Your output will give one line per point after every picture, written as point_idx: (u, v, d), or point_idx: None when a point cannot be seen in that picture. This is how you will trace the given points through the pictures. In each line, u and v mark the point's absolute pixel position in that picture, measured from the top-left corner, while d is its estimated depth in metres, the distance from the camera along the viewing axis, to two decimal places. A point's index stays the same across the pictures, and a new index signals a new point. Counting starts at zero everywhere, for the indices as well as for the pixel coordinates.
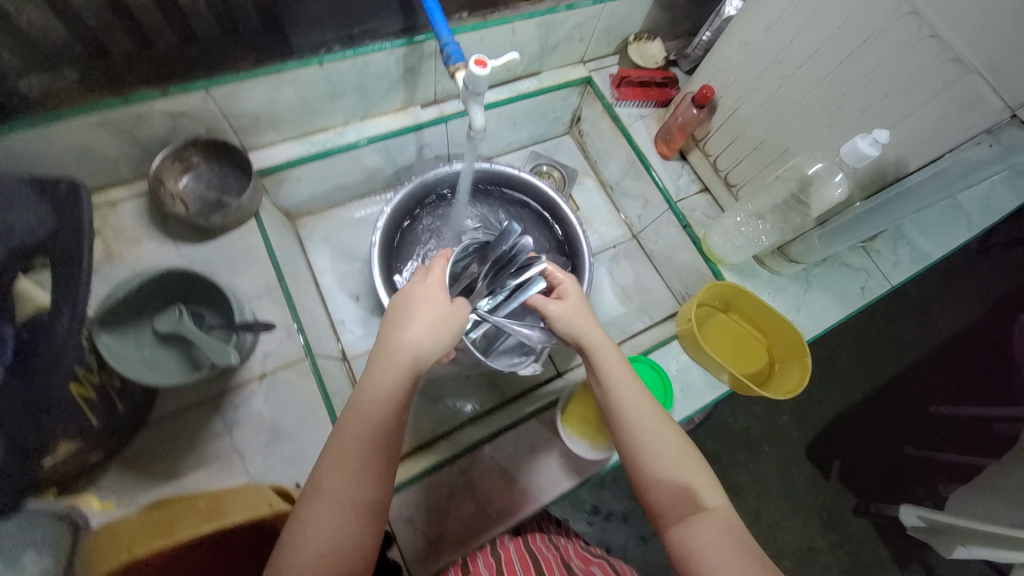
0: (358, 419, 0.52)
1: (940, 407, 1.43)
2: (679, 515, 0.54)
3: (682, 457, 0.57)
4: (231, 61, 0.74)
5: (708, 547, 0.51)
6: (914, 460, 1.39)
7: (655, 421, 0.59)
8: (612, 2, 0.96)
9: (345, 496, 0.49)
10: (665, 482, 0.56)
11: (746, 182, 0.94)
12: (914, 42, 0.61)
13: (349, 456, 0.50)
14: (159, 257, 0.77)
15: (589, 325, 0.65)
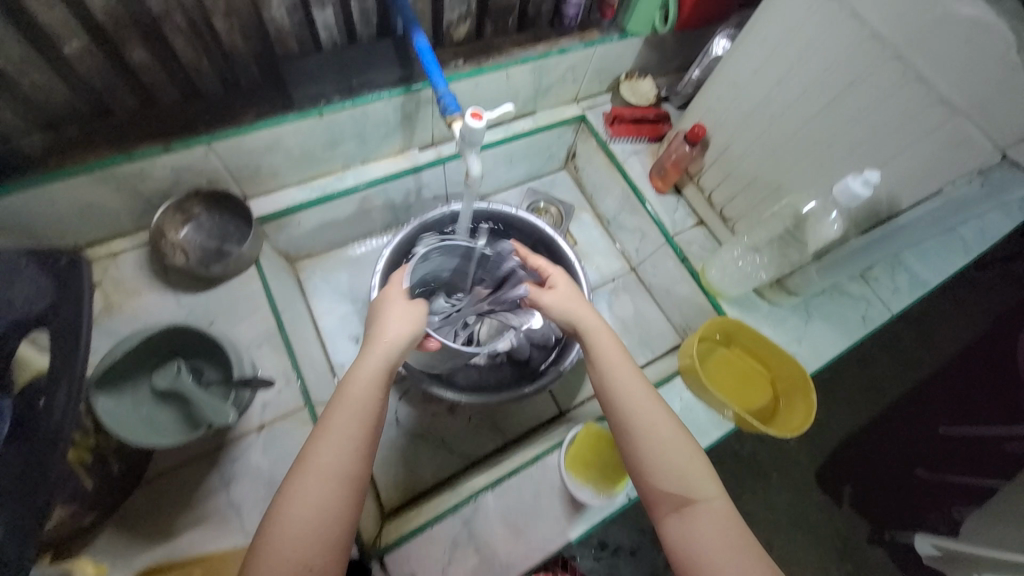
0: (354, 407, 0.54)
1: (946, 427, 1.35)
2: (675, 506, 0.57)
3: (675, 443, 0.59)
4: (231, 115, 0.75)
5: (702, 538, 0.54)
6: (926, 486, 1.29)
7: (652, 411, 0.61)
8: (603, 45, 0.98)
9: (344, 483, 0.51)
10: (662, 475, 0.58)
11: (741, 216, 0.94)
12: (900, 85, 0.62)
13: (346, 445, 0.52)
14: (159, 308, 0.78)
15: (582, 314, 0.69)
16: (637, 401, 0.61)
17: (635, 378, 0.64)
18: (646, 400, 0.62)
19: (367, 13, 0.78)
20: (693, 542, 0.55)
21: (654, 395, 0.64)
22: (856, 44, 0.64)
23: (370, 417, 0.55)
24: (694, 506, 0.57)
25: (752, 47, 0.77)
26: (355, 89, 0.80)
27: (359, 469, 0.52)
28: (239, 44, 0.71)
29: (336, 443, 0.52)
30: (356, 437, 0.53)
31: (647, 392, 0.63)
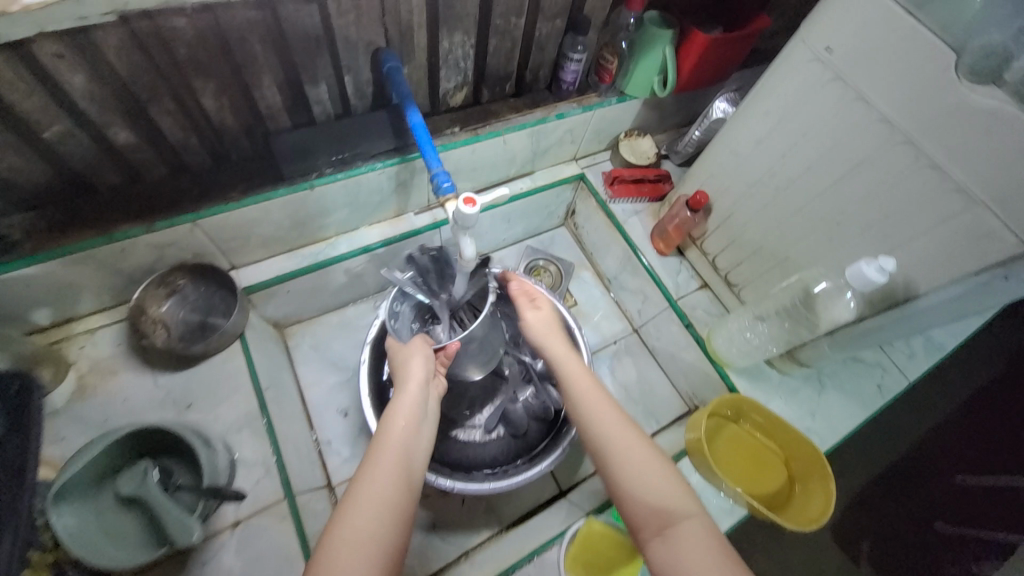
0: (392, 443, 0.58)
1: (963, 477, 1.24)
2: (658, 529, 0.54)
3: (647, 461, 0.57)
4: (221, 190, 0.73)
5: (690, 562, 0.50)
6: (942, 539, 1.21)
7: (622, 429, 0.60)
8: (601, 108, 0.97)
9: (386, 515, 0.53)
10: (641, 496, 0.56)
11: (747, 283, 0.91)
12: (913, 170, 0.60)
13: (389, 477, 0.55)
14: (136, 389, 0.74)
15: (552, 337, 0.70)
16: (605, 421, 0.61)
17: (603, 399, 0.63)
18: (615, 419, 0.61)
19: (360, 85, 0.76)
20: (680, 565, 0.51)
21: (623, 412, 0.63)
22: (864, 126, 0.62)
23: (408, 453, 0.58)
24: (677, 527, 0.53)
25: (754, 120, 0.75)
26: (347, 160, 0.79)
27: (401, 503, 0.54)
28: (230, 120, 0.70)
29: (378, 476, 0.55)
30: (397, 468, 0.56)
31: (614, 411, 0.62)
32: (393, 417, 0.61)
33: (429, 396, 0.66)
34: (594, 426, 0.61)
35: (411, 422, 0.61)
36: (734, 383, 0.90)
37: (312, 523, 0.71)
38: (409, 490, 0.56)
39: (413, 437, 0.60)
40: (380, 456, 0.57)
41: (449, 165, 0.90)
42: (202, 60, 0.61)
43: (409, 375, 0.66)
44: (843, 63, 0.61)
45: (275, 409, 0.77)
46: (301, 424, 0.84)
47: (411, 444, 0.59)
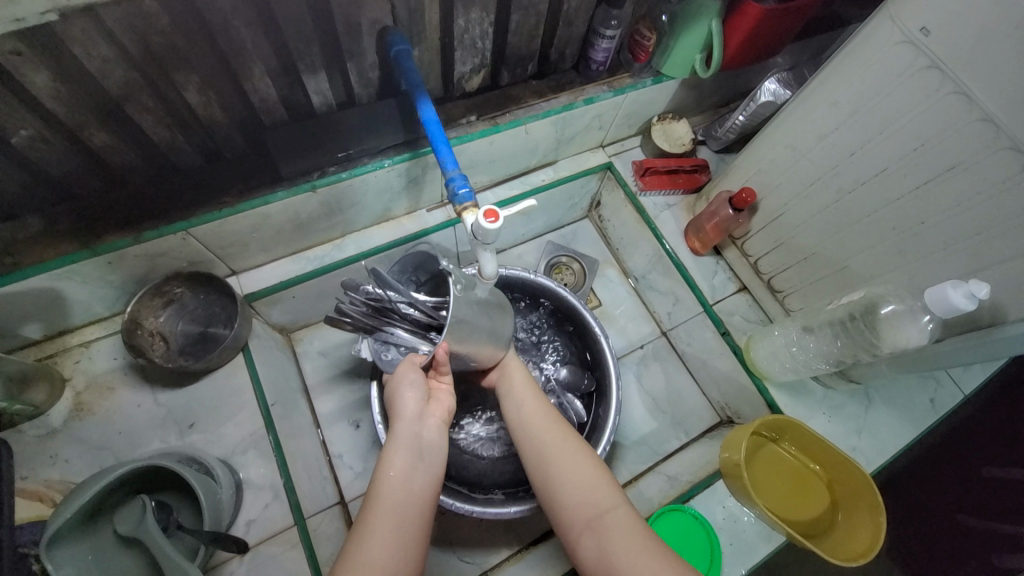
0: (388, 501, 0.53)
1: (993, 469, 1.13)
2: (586, 520, 0.56)
3: (575, 463, 0.60)
4: (215, 193, 0.67)
5: (618, 553, 0.53)
6: (964, 532, 1.11)
7: (557, 434, 0.63)
8: (634, 90, 0.87)
9: (390, 574, 0.49)
10: (572, 491, 0.58)
11: (794, 290, 0.82)
12: (1017, 180, 0.50)
13: (386, 527, 0.51)
14: (136, 407, 0.70)
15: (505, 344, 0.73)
16: (536, 430, 0.64)
17: (539, 406, 0.67)
18: (549, 425, 0.64)
19: (364, 72, 0.67)
20: (610, 557, 0.53)
21: (555, 417, 0.66)
22: (960, 125, 0.52)
23: (409, 503, 0.53)
24: (605, 517, 0.56)
25: (819, 110, 0.65)
26: (354, 156, 0.72)
27: (404, 558, 0.50)
28: (220, 117, 0.62)
29: (378, 537, 0.50)
30: (394, 519, 0.52)
31: (542, 419, 0.65)
32: (391, 460, 0.55)
33: (426, 429, 0.59)
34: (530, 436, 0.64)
35: (407, 468, 0.55)
36: (774, 398, 0.83)
37: (323, 547, 0.68)
38: (412, 545, 0.51)
39: (412, 480, 0.55)
40: (378, 513, 0.52)
41: (465, 158, 0.82)
42: (180, 49, 0.52)
43: (400, 412, 0.59)
44: (941, 47, 0.51)
45: (282, 426, 0.73)
46: (309, 436, 0.80)
47: (408, 497, 0.54)
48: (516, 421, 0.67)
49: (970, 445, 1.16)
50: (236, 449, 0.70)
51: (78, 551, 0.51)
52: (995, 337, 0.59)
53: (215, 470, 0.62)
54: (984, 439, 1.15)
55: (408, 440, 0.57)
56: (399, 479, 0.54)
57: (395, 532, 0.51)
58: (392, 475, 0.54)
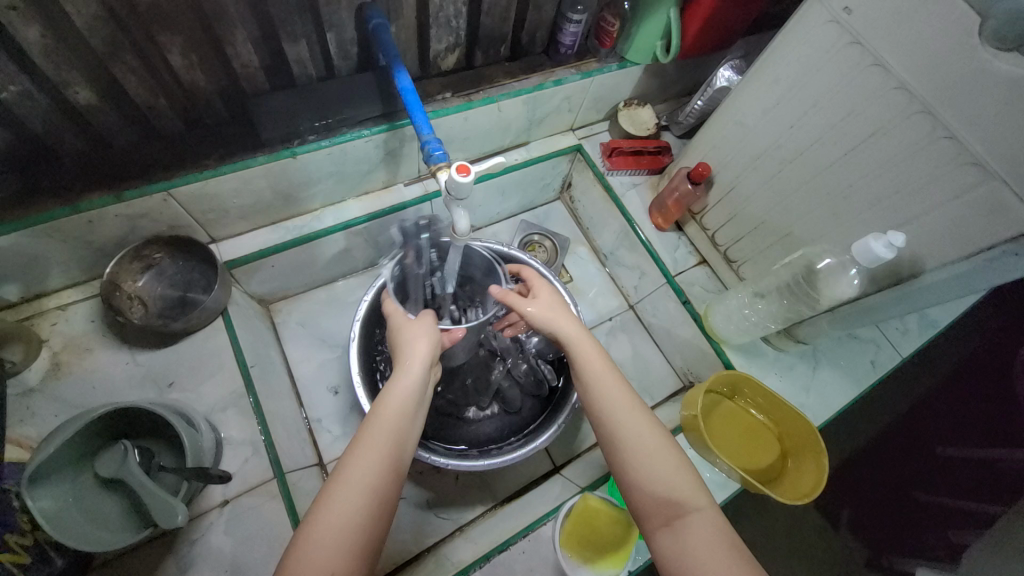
0: (386, 423, 0.54)
1: (944, 449, 1.28)
2: (665, 519, 0.53)
3: (658, 456, 0.56)
4: (197, 157, 0.69)
5: (696, 553, 0.50)
6: (926, 508, 1.25)
7: (641, 422, 0.58)
8: (601, 74, 0.93)
9: (376, 494, 0.50)
10: (650, 486, 0.55)
11: (747, 259, 0.89)
12: (927, 142, 0.57)
13: (377, 463, 0.51)
14: (114, 367, 0.71)
15: (569, 323, 0.65)
16: (614, 413, 0.59)
17: (619, 388, 0.61)
18: (626, 409, 0.59)
19: (344, 45, 0.71)
20: (686, 558, 0.50)
21: (640, 402, 0.60)
22: (880, 94, 0.59)
23: (402, 439, 0.54)
24: (685, 518, 0.52)
25: (763, 87, 0.72)
26: (333, 126, 0.75)
27: (387, 483, 0.51)
28: (202, 81, 0.64)
29: (366, 460, 0.51)
30: (386, 460, 0.52)
31: (626, 401, 0.59)
32: (387, 401, 0.55)
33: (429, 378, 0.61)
34: (608, 415, 0.59)
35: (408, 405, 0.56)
36: (730, 359, 0.89)
37: (303, 500, 0.70)
38: (395, 469, 0.53)
39: (407, 424, 0.55)
40: (374, 436, 0.53)
41: (441, 133, 0.86)
42: (166, 10, 0.55)
43: (411, 354, 0.59)
44: (861, 25, 0.58)
45: (261, 387, 0.75)
46: (289, 401, 0.82)
47: (404, 425, 0.55)
48: (593, 399, 0.61)
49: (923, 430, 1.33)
50: (214, 408, 0.71)
51: (58, 492, 0.52)
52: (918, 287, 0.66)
53: (198, 423, 0.64)
54: (928, 422, 1.34)
55: (415, 378, 0.58)
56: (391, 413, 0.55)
57: (388, 457, 0.52)
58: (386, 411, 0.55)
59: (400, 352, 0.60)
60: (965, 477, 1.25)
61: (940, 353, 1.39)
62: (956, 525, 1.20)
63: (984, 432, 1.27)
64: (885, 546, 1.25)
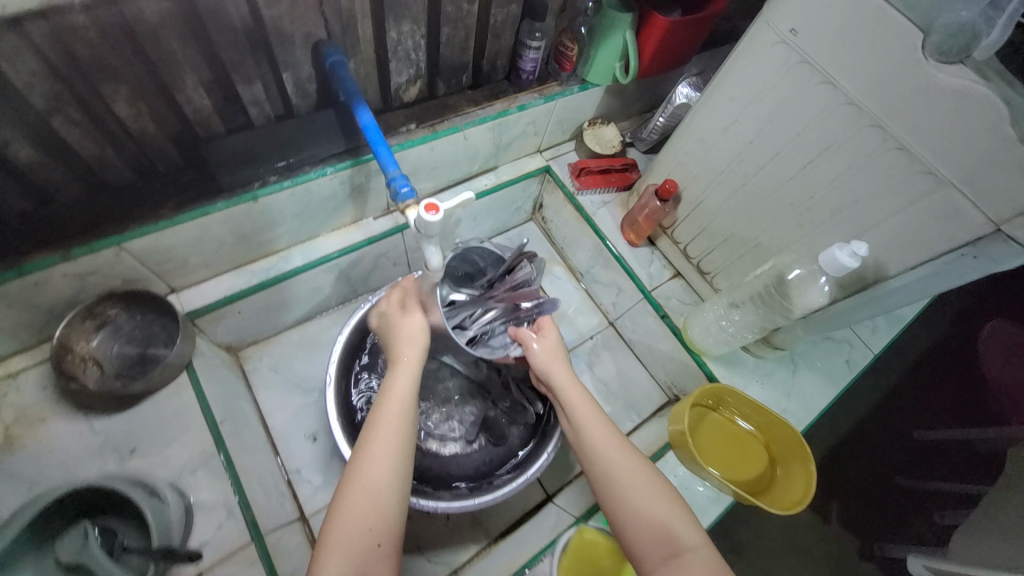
0: (386, 425, 0.57)
1: (920, 432, 1.36)
2: (661, 557, 0.52)
3: (648, 493, 0.56)
4: (150, 207, 0.66)
5: None
6: (908, 493, 1.30)
7: (628, 461, 0.59)
8: (563, 97, 0.94)
9: (379, 494, 0.54)
10: (642, 524, 0.54)
11: (719, 270, 0.90)
12: (880, 153, 0.59)
13: (382, 465, 0.55)
14: (69, 437, 0.66)
15: (561, 372, 0.67)
16: (607, 450, 0.60)
17: (607, 431, 0.62)
18: (615, 443, 0.60)
19: (301, 84, 0.69)
20: None
21: (626, 439, 0.61)
22: (831, 109, 0.61)
23: (403, 441, 0.57)
24: (682, 556, 0.52)
25: (720, 107, 0.74)
26: (294, 166, 0.73)
27: (390, 483, 0.55)
28: (153, 130, 0.61)
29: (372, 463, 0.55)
30: (398, 455, 0.56)
31: (614, 439, 0.61)
32: (386, 403, 0.59)
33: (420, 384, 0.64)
34: (599, 452, 0.60)
35: (406, 409, 0.59)
36: (712, 371, 0.90)
37: (285, 561, 0.66)
38: (395, 471, 0.56)
39: (404, 437, 0.57)
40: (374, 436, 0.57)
41: (407, 165, 0.85)
42: (111, 60, 0.52)
43: (402, 357, 0.63)
44: (808, 45, 0.60)
45: (233, 443, 0.71)
46: (264, 453, 0.78)
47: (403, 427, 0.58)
48: (582, 439, 0.62)
49: (898, 415, 1.39)
50: (183, 471, 0.66)
51: None
52: (883, 292, 0.68)
53: (165, 493, 0.61)
54: (900, 410, 1.40)
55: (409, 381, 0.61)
56: (395, 410, 0.59)
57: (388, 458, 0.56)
58: (392, 405, 0.59)
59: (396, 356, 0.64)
60: (939, 460, 1.33)
61: (906, 342, 1.46)
62: (942, 507, 1.26)
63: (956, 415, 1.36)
64: (874, 535, 1.26)
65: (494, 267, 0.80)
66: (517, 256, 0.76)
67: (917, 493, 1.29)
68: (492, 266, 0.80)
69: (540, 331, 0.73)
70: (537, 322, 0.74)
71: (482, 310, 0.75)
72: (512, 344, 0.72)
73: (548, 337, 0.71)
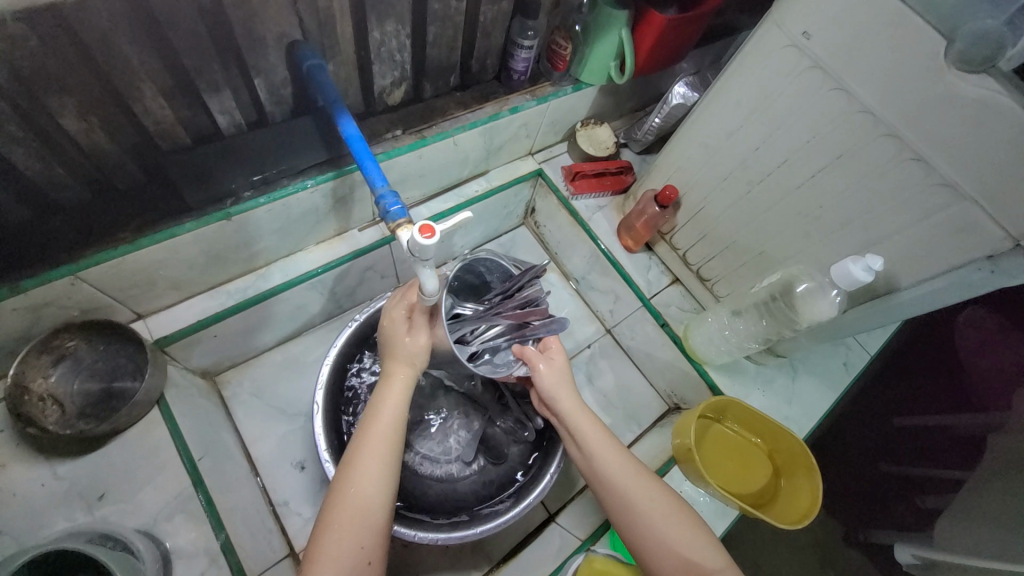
0: (378, 437, 0.55)
1: (899, 419, 1.34)
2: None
3: (661, 513, 0.55)
4: (110, 230, 0.59)
5: None
6: (888, 479, 1.29)
7: (637, 479, 0.58)
8: (556, 97, 0.89)
9: (372, 511, 0.51)
10: (655, 545, 0.54)
11: (720, 277, 0.88)
12: (895, 163, 0.57)
13: (376, 480, 0.53)
14: (29, 485, 0.60)
15: (568, 399, 0.64)
16: (616, 471, 0.58)
17: (618, 454, 0.60)
18: (625, 462, 0.59)
19: (275, 89, 0.63)
20: None
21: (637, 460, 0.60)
22: (845, 117, 0.58)
23: (394, 452, 0.55)
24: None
25: (725, 111, 0.71)
26: (271, 179, 0.67)
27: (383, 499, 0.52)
28: (108, 145, 0.55)
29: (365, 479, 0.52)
30: (390, 468, 0.54)
31: (623, 458, 0.59)
32: (380, 415, 0.56)
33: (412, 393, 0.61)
34: (610, 474, 0.58)
35: (397, 421, 0.57)
36: (714, 380, 0.87)
37: None
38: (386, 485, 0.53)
39: (394, 451, 0.55)
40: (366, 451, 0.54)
41: (394, 174, 0.79)
42: (56, 71, 0.46)
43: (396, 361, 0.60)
44: (822, 49, 0.57)
45: (214, 481, 0.65)
46: (248, 487, 0.73)
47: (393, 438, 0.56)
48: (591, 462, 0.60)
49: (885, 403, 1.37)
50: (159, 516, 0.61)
51: None
52: (893, 303, 0.66)
53: (135, 544, 0.56)
54: (883, 398, 1.37)
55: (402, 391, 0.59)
56: (389, 422, 0.56)
57: (380, 474, 0.53)
58: (386, 417, 0.56)
59: (391, 361, 0.61)
60: (921, 446, 1.30)
61: None
62: (925, 491, 1.24)
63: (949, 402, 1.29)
64: (858, 521, 1.28)
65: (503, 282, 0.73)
66: (531, 271, 0.69)
67: (897, 478, 1.28)
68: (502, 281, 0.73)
69: (545, 352, 0.68)
70: (541, 342, 0.68)
71: (487, 327, 0.67)
72: (516, 362, 0.66)
73: (556, 360, 0.66)
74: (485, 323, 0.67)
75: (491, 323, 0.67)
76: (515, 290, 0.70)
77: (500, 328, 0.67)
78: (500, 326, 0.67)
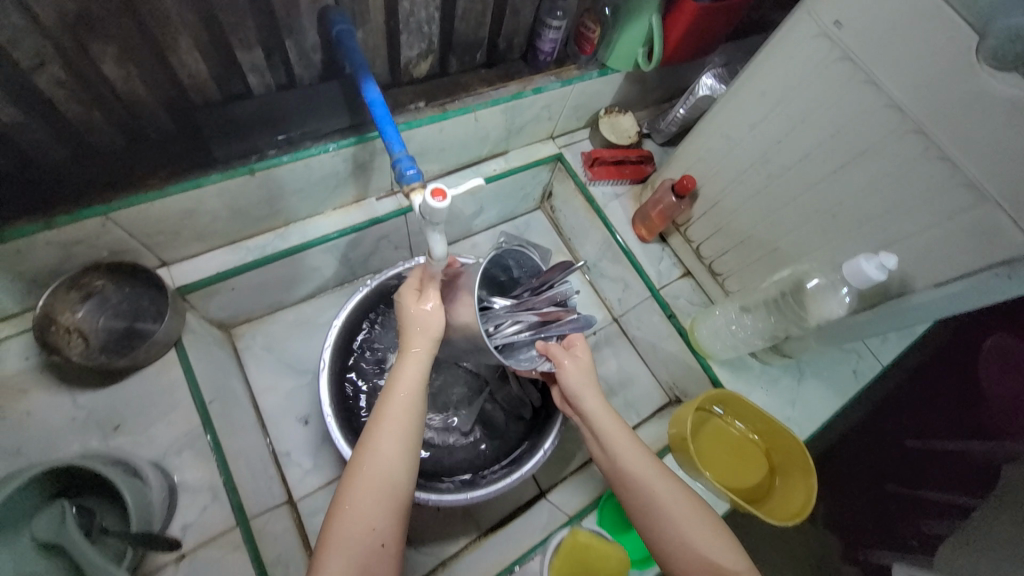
0: (394, 412, 0.54)
1: (913, 441, 1.26)
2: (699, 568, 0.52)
3: (679, 504, 0.56)
4: (140, 176, 0.62)
5: None
6: (895, 498, 1.25)
7: (651, 469, 0.58)
8: (580, 81, 0.89)
9: (391, 483, 0.51)
10: (671, 532, 0.54)
11: (732, 273, 0.87)
12: (920, 161, 0.56)
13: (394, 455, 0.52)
14: (52, 410, 0.64)
15: (593, 400, 0.63)
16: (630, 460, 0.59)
17: (634, 448, 0.60)
18: (641, 456, 0.59)
19: (305, 52, 0.65)
20: None
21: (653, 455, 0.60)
22: (870, 111, 0.57)
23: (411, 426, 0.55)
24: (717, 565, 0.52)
25: (748, 102, 0.70)
26: (296, 140, 0.69)
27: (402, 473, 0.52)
28: (143, 92, 0.57)
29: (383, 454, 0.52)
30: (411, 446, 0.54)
31: (640, 452, 0.59)
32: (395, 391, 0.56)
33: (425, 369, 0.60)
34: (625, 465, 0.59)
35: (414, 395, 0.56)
36: (718, 375, 0.87)
37: (270, 546, 0.64)
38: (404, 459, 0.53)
39: (411, 426, 0.54)
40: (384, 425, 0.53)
41: (414, 145, 0.81)
42: (100, 17, 0.48)
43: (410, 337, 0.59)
44: (851, 40, 0.56)
45: (221, 424, 0.69)
46: (254, 435, 0.76)
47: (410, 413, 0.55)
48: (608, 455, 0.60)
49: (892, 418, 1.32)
50: (168, 451, 0.65)
51: None
52: (904, 306, 0.65)
53: (144, 473, 0.59)
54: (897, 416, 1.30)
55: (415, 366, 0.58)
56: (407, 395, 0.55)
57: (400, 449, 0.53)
58: (402, 391, 0.56)
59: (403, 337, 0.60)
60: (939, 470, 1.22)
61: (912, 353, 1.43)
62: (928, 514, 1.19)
63: (962, 422, 1.25)
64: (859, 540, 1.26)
65: (528, 279, 0.76)
66: (564, 271, 0.73)
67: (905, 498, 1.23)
68: (527, 278, 0.76)
69: (570, 349, 0.68)
70: (566, 338, 0.69)
71: (516, 319, 0.70)
72: (540, 358, 0.67)
73: (580, 358, 0.66)
74: (513, 314, 0.70)
75: (521, 314, 0.70)
76: (544, 288, 0.74)
77: (527, 321, 0.70)
78: (528, 320, 0.70)
